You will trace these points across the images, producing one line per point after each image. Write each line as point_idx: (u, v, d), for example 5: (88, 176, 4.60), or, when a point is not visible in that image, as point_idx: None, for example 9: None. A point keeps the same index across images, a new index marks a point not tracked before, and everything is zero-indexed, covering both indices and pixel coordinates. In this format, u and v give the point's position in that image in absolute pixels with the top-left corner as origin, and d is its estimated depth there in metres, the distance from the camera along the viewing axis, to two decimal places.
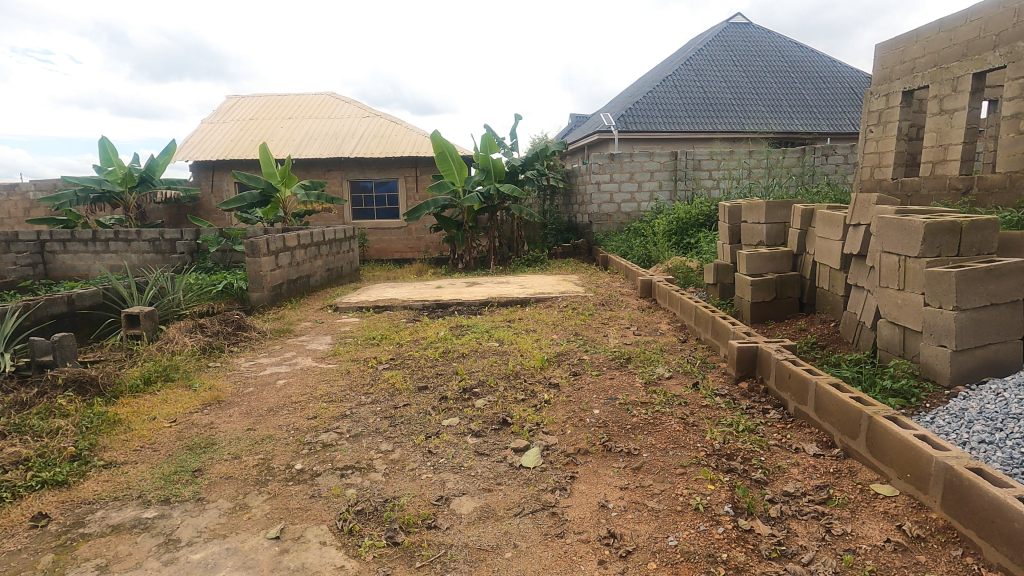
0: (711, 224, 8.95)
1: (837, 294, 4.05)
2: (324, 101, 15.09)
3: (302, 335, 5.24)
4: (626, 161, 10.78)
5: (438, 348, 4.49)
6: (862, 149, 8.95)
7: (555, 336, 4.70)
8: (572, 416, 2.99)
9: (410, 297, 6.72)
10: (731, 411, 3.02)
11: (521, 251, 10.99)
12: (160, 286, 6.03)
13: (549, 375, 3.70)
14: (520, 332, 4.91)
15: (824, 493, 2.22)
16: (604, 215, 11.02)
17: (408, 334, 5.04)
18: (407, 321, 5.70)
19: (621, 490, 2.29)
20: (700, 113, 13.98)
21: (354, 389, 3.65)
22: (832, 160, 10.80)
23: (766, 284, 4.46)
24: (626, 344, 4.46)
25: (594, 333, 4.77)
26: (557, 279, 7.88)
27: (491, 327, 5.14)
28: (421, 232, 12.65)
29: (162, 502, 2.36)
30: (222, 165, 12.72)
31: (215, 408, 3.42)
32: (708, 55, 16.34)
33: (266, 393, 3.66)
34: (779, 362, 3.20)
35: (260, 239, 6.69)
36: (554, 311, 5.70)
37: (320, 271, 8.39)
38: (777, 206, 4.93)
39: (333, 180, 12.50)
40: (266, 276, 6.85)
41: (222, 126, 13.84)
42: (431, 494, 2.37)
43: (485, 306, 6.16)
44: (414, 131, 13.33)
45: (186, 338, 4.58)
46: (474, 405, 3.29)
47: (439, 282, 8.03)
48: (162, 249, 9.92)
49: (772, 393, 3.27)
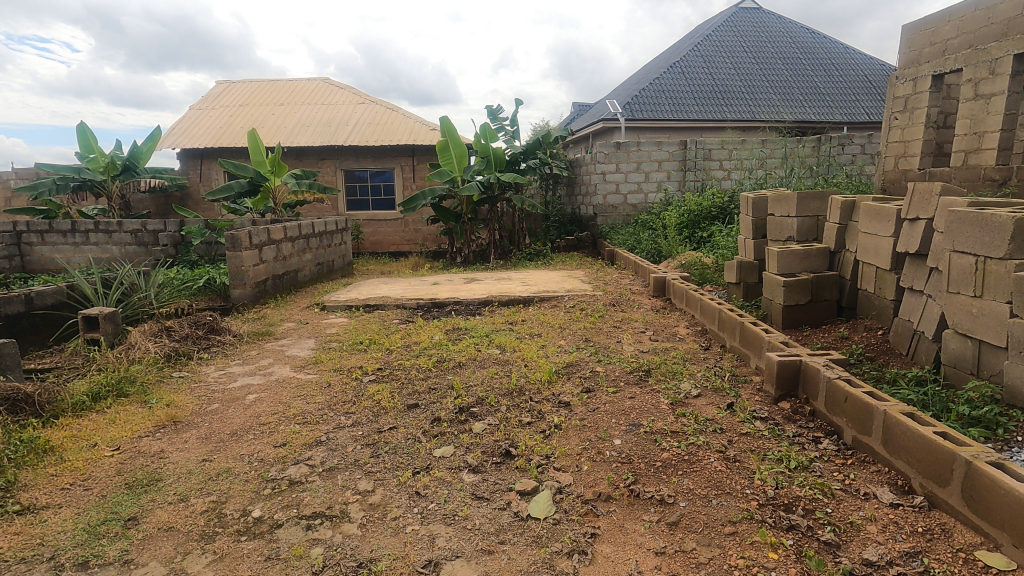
0: (724, 217, 8.47)
1: (885, 298, 3.55)
2: (317, 87, 14.51)
3: (282, 339, 4.75)
4: (633, 150, 10.25)
5: (431, 357, 3.98)
6: (885, 138, 8.48)
7: (563, 342, 4.21)
8: (589, 448, 2.50)
9: (404, 294, 6.22)
10: (779, 442, 2.54)
11: (522, 244, 10.49)
12: (130, 283, 5.54)
13: (558, 392, 3.21)
14: (523, 336, 4.43)
15: (917, 563, 1.74)
16: (610, 208, 10.48)
17: (399, 339, 4.54)
18: (400, 323, 5.20)
19: (658, 556, 1.81)
20: (709, 101, 13.42)
21: (334, 407, 3.16)
22: (848, 150, 10.34)
23: (801, 285, 3.97)
24: (643, 352, 3.98)
25: (606, 340, 4.27)
26: (563, 275, 7.39)
27: (492, 331, 4.64)
28: (418, 224, 12.12)
29: (77, 567, 1.88)
30: (209, 153, 12.16)
31: (168, 432, 2.92)
32: (716, 40, 15.72)
33: (231, 412, 3.16)
34: (831, 382, 2.72)
35: (242, 232, 6.20)
36: (560, 312, 5.21)
37: (310, 266, 7.89)
38: (810, 198, 4.44)
39: (327, 170, 11.95)
40: (249, 272, 6.35)
41: (211, 112, 13.26)
42: (416, 556, 1.89)
43: (485, 305, 5.67)
44: (411, 118, 12.80)
45: (149, 343, 4.08)
46: (471, 431, 2.80)
47: (436, 278, 7.51)
48: (145, 241, 9.43)
49: (821, 416, 2.79)
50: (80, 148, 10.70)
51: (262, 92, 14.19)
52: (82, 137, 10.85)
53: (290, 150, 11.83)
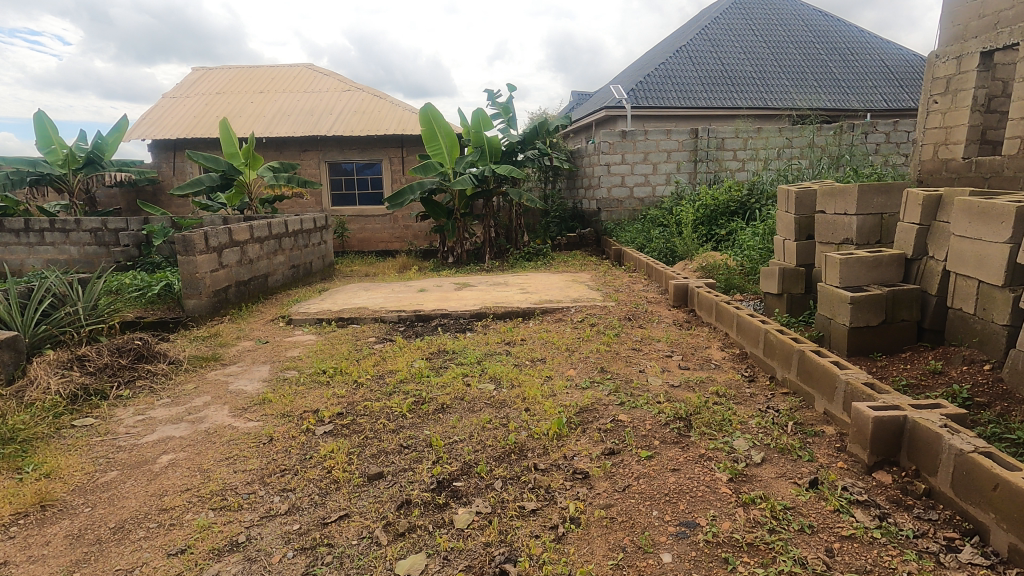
0: (744, 213, 7.69)
1: (993, 323, 2.75)
2: (300, 73, 13.57)
3: (230, 366, 3.91)
4: (640, 139, 9.41)
5: (407, 397, 3.13)
6: (922, 124, 7.68)
7: (572, 373, 3.39)
8: (626, 569, 1.68)
9: (384, 304, 5.39)
10: (903, 556, 1.73)
11: (520, 242, 9.65)
12: (57, 295, 4.68)
13: (572, 457, 2.39)
14: (523, 364, 3.60)
15: None
16: (615, 202, 9.65)
17: (370, 367, 3.71)
18: (375, 344, 4.36)
19: None
20: (719, 88, 12.58)
21: (269, 479, 2.32)
22: (872, 139, 9.52)
23: (873, 303, 3.16)
24: (675, 389, 3.16)
25: (626, 369, 3.45)
26: (566, 279, 6.57)
27: (484, 356, 3.82)
28: (408, 220, 11.27)
29: None
30: (182, 145, 11.27)
31: (29, 525, 2.09)
32: (724, 23, 14.82)
33: (130, 487, 2.33)
34: (963, 456, 1.90)
35: (195, 233, 5.34)
36: (566, 329, 4.39)
37: (283, 270, 7.04)
38: (873, 192, 3.64)
39: (309, 162, 11.06)
40: (205, 279, 5.49)
41: (185, 101, 12.33)
42: None
43: (477, 318, 4.84)
44: (400, 106, 11.92)
45: (52, 378, 3.24)
46: (452, 526, 1.98)
47: (423, 282, 6.65)
48: (105, 241, 8.59)
49: (945, 502, 1.98)
50: (38, 139, 9.77)
51: (240, 79, 13.25)
52: (38, 127, 9.92)
53: (269, 141, 10.94)
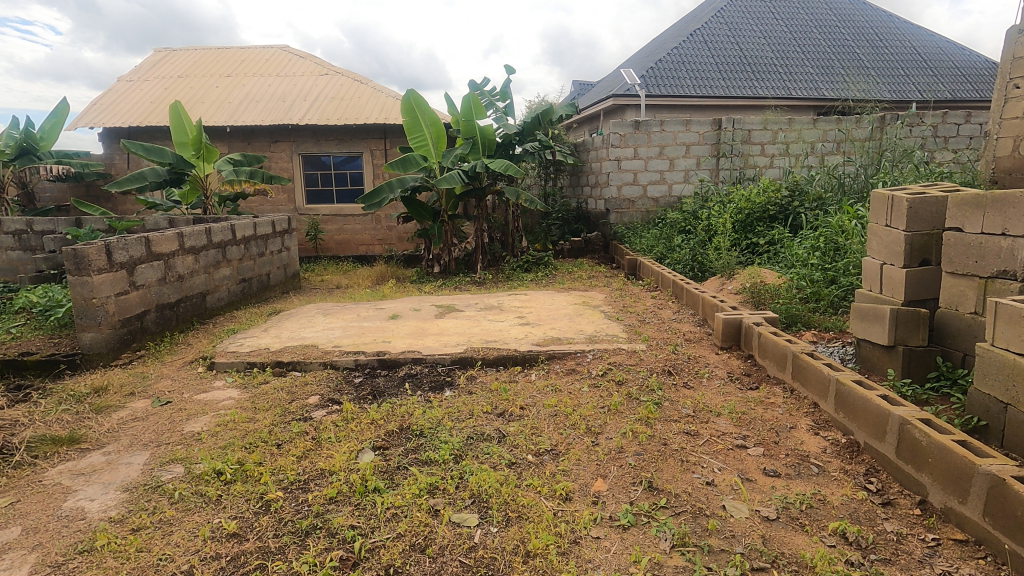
0: (786, 219, 6.46)
1: None
2: (273, 55, 12.20)
3: (91, 455, 2.65)
4: (655, 131, 8.15)
5: (330, 550, 1.86)
6: (996, 113, 6.40)
7: (604, 492, 2.14)
8: None
9: (341, 341, 4.12)
10: None
11: (518, 248, 8.29)
12: None
13: None
14: (525, 468, 2.34)
15: None
16: (625, 202, 8.40)
17: (293, 464, 2.45)
18: (315, 411, 3.09)
19: None
20: (738, 74, 11.33)
21: None
22: (920, 132, 8.25)
23: None
24: (779, 531, 1.92)
25: (687, 482, 2.20)
26: (576, 300, 5.34)
27: (466, 444, 2.55)
28: (392, 220, 10.01)
29: None
30: (134, 133, 9.91)
31: None
32: (742, 6, 13.52)
33: None
34: None
35: (90, 246, 4.05)
36: (585, 389, 3.14)
37: (228, 285, 5.75)
38: None
39: (278, 154, 9.74)
40: (107, 305, 4.21)
41: (142, 84, 10.96)
42: None
43: (461, 367, 3.60)
44: (383, 91, 10.62)
45: None
46: None
47: (396, 304, 5.38)
48: (31, 245, 7.29)
49: None
50: None
51: (207, 61, 11.89)
52: None
53: (232, 130, 9.61)
